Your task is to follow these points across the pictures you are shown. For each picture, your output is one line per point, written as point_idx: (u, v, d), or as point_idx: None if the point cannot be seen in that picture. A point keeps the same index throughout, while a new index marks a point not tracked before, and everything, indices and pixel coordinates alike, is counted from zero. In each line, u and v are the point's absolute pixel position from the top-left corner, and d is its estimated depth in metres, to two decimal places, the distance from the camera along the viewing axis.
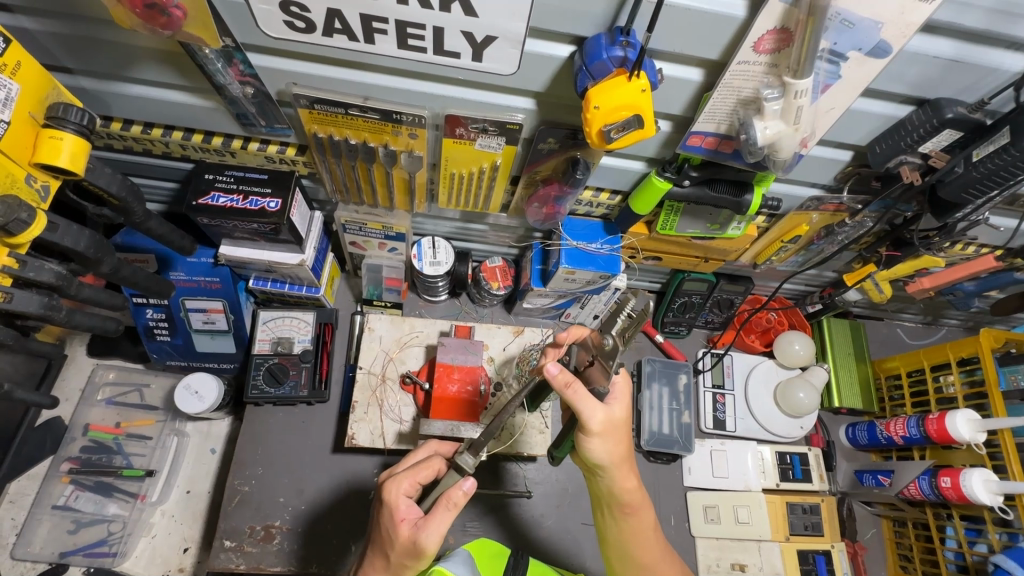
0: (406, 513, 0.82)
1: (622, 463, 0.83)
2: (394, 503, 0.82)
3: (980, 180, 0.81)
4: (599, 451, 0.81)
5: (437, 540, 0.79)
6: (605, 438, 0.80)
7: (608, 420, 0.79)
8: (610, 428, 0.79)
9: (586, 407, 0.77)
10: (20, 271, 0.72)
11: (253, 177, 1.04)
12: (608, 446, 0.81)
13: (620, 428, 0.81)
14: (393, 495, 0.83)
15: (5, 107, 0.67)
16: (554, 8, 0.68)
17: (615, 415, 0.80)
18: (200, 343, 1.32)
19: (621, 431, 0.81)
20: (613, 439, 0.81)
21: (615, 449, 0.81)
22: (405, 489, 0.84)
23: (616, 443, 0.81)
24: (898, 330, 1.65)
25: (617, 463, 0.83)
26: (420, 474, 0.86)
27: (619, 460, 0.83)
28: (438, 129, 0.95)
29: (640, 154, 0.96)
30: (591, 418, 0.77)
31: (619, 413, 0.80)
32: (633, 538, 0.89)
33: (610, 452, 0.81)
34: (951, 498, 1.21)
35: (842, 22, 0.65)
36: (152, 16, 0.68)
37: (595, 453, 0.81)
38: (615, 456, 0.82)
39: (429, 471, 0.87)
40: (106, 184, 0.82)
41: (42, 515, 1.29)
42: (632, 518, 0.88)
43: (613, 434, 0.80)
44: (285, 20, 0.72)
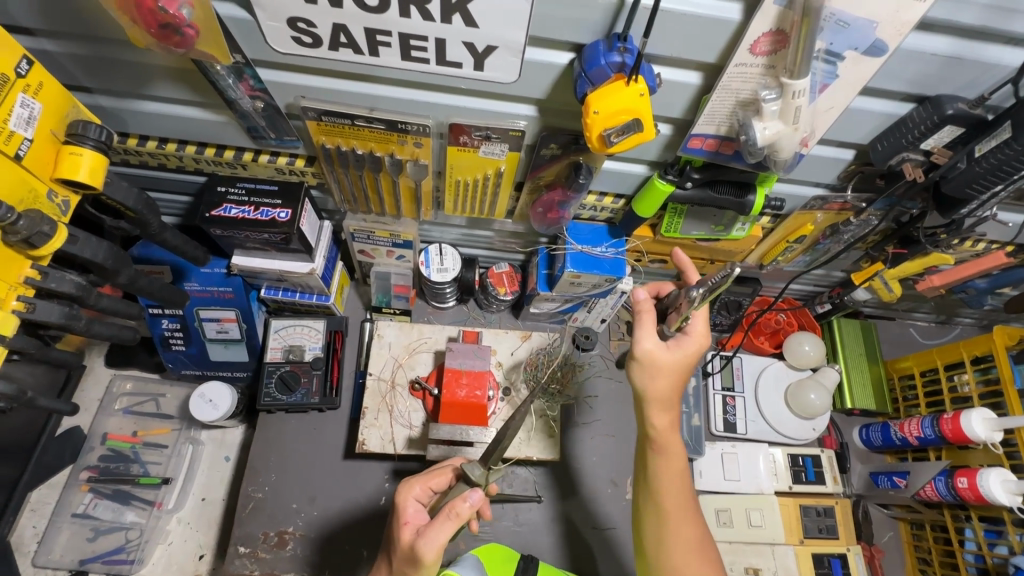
0: (411, 517, 0.86)
1: (663, 401, 0.91)
2: (402, 506, 0.87)
3: (984, 175, 0.80)
4: (644, 384, 0.91)
5: (435, 551, 0.79)
6: (652, 370, 0.90)
7: (658, 351, 0.89)
8: (659, 359, 0.89)
9: (641, 333, 0.90)
10: (42, 283, 0.75)
11: (264, 189, 1.07)
12: (652, 378, 0.90)
13: (669, 367, 0.90)
14: (404, 498, 0.88)
15: (29, 125, 0.70)
16: (553, 17, 0.70)
17: (669, 346, 0.90)
18: (214, 352, 1.35)
19: (667, 371, 0.91)
20: (661, 373, 0.90)
21: (659, 382, 0.90)
22: (416, 494, 0.89)
23: (658, 377, 0.90)
24: (911, 330, 1.63)
25: (660, 398, 0.91)
26: (431, 481, 0.91)
27: (663, 396, 0.91)
28: (443, 137, 0.97)
29: (642, 158, 0.97)
30: (641, 344, 0.90)
31: (673, 351, 0.90)
32: (664, 484, 0.93)
33: (657, 386, 0.90)
34: (968, 499, 1.19)
35: (837, 22, 0.66)
36: (167, 35, 0.71)
37: (641, 385, 0.91)
38: (657, 390, 0.91)
39: (442, 478, 0.92)
40: (123, 198, 0.85)
41: (63, 523, 1.33)
42: (664, 460, 0.93)
43: (655, 367, 0.90)
44: (294, 36, 0.75)
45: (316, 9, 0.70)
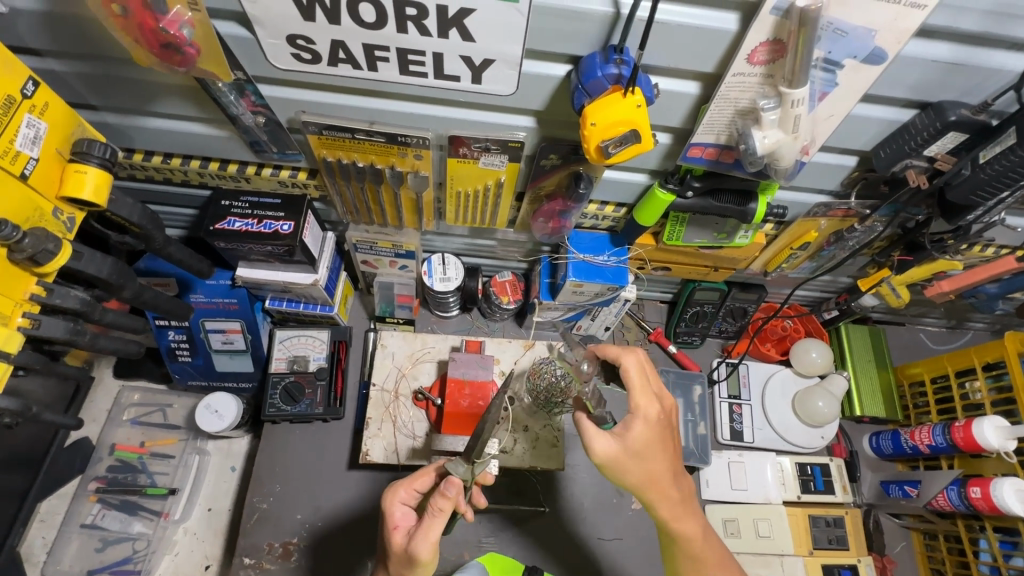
0: (399, 521, 0.90)
1: (660, 480, 0.88)
2: (389, 511, 0.91)
3: (989, 182, 0.80)
4: (632, 478, 0.87)
5: (428, 549, 0.84)
6: (628, 465, 0.86)
7: (622, 451, 0.85)
8: (623, 456, 0.85)
9: (596, 443, 0.86)
10: (48, 299, 0.76)
11: (267, 202, 1.08)
12: (636, 470, 0.86)
13: (642, 450, 0.85)
14: (390, 504, 0.91)
15: (35, 145, 0.72)
16: (549, 31, 0.70)
17: (625, 445, 0.85)
18: (220, 363, 1.36)
19: (647, 450, 0.86)
20: (632, 461, 0.86)
21: (637, 473, 0.86)
22: (401, 497, 0.92)
23: (644, 467, 0.86)
24: (921, 335, 1.60)
25: (645, 484, 0.87)
26: (414, 483, 0.92)
27: (653, 479, 0.87)
28: (443, 149, 0.97)
29: (643, 167, 0.97)
30: (601, 451, 0.86)
31: (633, 439, 0.85)
32: (693, 548, 0.93)
33: (639, 475, 0.87)
34: (981, 509, 1.17)
35: (835, 31, 0.66)
36: (169, 55, 0.73)
37: (628, 479, 0.87)
38: (648, 478, 0.87)
39: (425, 479, 0.93)
40: (128, 214, 0.86)
41: (71, 533, 1.33)
42: (680, 533, 0.92)
43: (635, 459, 0.86)
44: (293, 53, 0.76)
45: (315, 26, 0.71)
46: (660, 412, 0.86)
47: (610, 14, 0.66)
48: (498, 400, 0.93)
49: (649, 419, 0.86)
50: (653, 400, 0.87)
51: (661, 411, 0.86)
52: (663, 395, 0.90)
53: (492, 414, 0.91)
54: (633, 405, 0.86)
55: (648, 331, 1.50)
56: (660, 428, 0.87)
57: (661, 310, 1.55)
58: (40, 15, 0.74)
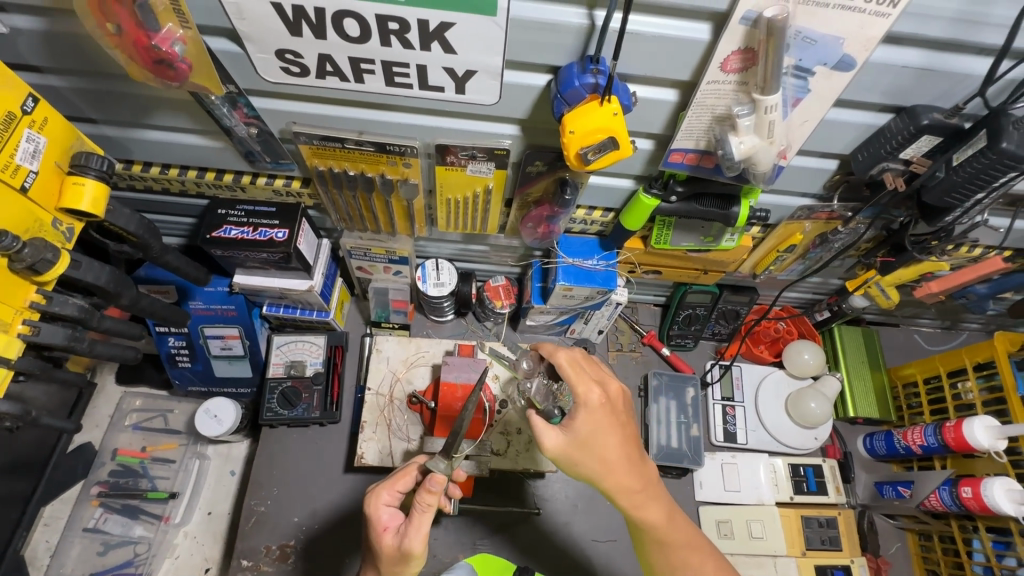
0: (388, 522, 0.92)
1: (614, 465, 0.89)
2: (375, 514, 0.92)
3: (963, 183, 0.81)
4: (587, 468, 0.89)
5: (421, 541, 0.87)
6: (580, 454, 0.88)
7: (569, 443, 0.88)
8: (572, 447, 0.88)
9: (545, 437, 0.89)
10: (47, 306, 0.79)
11: (263, 210, 1.11)
12: (589, 459, 0.88)
13: (589, 439, 0.88)
14: (376, 507, 0.92)
15: (34, 158, 0.74)
16: (528, 43, 0.72)
17: (571, 436, 0.88)
18: (219, 368, 1.38)
19: (597, 438, 0.88)
20: (582, 452, 0.88)
21: (588, 463, 0.88)
22: (386, 499, 0.93)
23: (595, 456, 0.88)
24: (916, 336, 1.61)
25: (598, 472, 0.89)
26: (397, 484, 0.93)
27: (607, 467, 0.89)
28: (432, 157, 0.99)
29: (627, 172, 0.99)
30: (551, 445, 0.89)
31: (580, 428, 0.89)
32: (662, 537, 0.92)
33: (593, 465, 0.88)
34: (973, 509, 1.17)
35: (804, 39, 0.68)
36: (162, 70, 0.76)
37: (583, 470, 0.89)
38: (602, 466, 0.89)
39: (407, 478, 0.94)
40: (125, 223, 0.89)
41: (74, 537, 1.36)
42: (644, 520, 0.91)
43: (585, 448, 0.88)
44: (282, 67, 0.78)
45: (302, 41, 0.73)
46: (600, 397, 0.90)
47: (586, 25, 0.69)
48: (475, 394, 0.90)
49: (592, 406, 0.90)
50: (592, 386, 0.91)
51: (602, 397, 0.90)
52: (607, 382, 0.94)
53: (467, 413, 0.88)
54: (574, 395, 0.90)
55: (642, 334, 1.52)
56: (604, 414, 0.90)
57: (654, 313, 1.57)
58: (41, 34, 0.77)
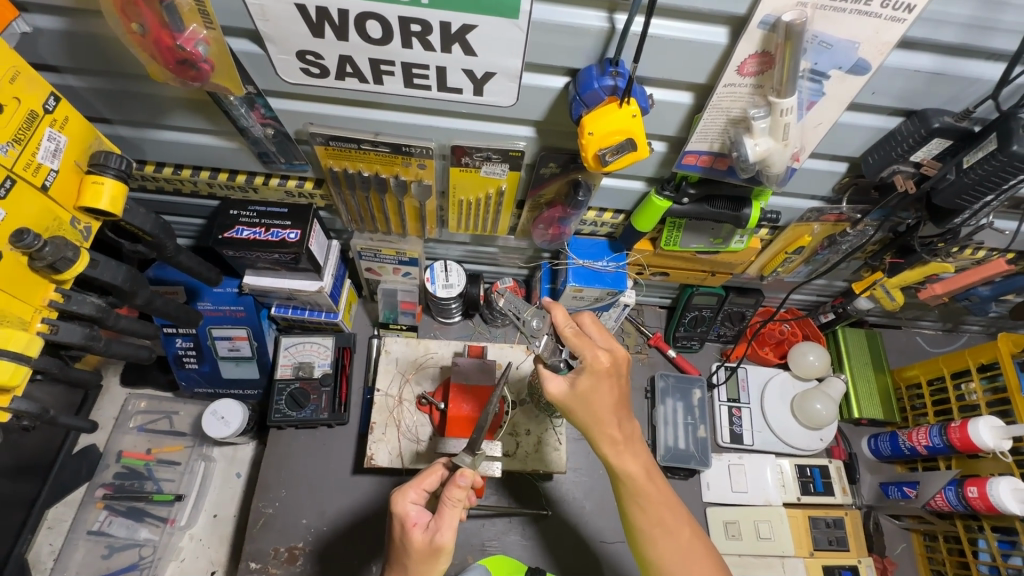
0: (416, 519, 0.91)
1: (605, 419, 0.89)
2: (403, 512, 0.91)
3: (974, 185, 0.82)
4: (578, 418, 0.90)
5: (451, 534, 0.88)
6: (576, 406, 0.89)
7: (568, 393, 0.89)
8: (572, 401, 0.89)
9: (549, 385, 0.90)
10: (65, 305, 0.79)
11: (275, 211, 1.11)
12: (584, 412, 0.89)
13: (588, 395, 0.88)
14: (403, 505, 0.92)
15: (55, 157, 0.75)
16: (548, 45, 0.73)
17: (572, 390, 0.88)
18: (226, 369, 1.38)
19: (597, 397, 0.88)
20: (580, 408, 0.89)
21: (584, 415, 0.89)
22: (412, 498, 0.93)
23: (590, 409, 0.88)
24: (917, 339, 1.62)
25: (590, 424, 0.89)
26: (423, 482, 0.94)
27: (598, 418, 0.88)
28: (446, 159, 1.00)
29: (639, 174, 1.00)
30: (553, 392, 0.90)
31: (581, 385, 0.88)
32: (639, 492, 0.92)
33: (584, 416, 0.89)
34: (979, 509, 1.18)
35: (820, 43, 0.69)
36: (183, 70, 0.76)
37: (578, 420, 0.90)
38: (593, 418, 0.89)
39: (434, 476, 0.95)
40: (141, 223, 0.89)
41: (78, 540, 1.34)
42: (625, 471, 0.91)
43: (583, 402, 0.88)
44: (302, 68, 0.79)
45: (324, 42, 0.74)
46: (607, 361, 0.88)
47: (606, 28, 0.70)
48: (496, 394, 0.92)
49: (597, 368, 0.87)
50: (598, 350, 0.88)
51: (608, 360, 0.88)
52: (614, 347, 0.91)
53: (489, 412, 0.90)
54: (581, 360, 0.88)
55: (648, 336, 1.53)
56: (610, 377, 0.88)
57: (660, 315, 1.58)
58: (61, 34, 0.77)
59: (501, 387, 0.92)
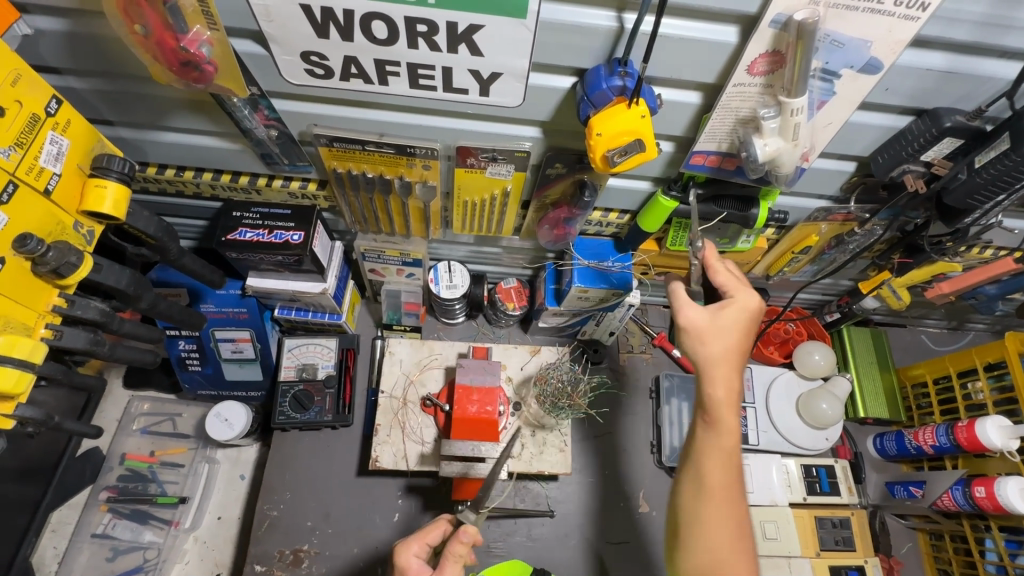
0: (416, 573, 0.90)
1: (729, 361, 0.83)
2: (405, 565, 0.91)
3: (985, 185, 0.82)
4: (707, 351, 0.83)
5: None
6: (714, 336, 0.83)
7: (710, 322, 0.83)
8: (707, 329, 0.83)
9: (683, 306, 0.84)
10: (69, 310, 0.78)
11: (278, 213, 1.10)
12: (717, 342, 0.82)
13: (727, 329, 0.83)
14: (405, 557, 0.91)
15: (58, 160, 0.74)
16: (556, 44, 0.72)
17: (712, 318, 0.83)
18: (229, 371, 1.37)
19: (733, 334, 0.83)
20: (715, 339, 0.83)
21: (717, 348, 0.82)
22: (415, 551, 0.92)
23: (725, 343, 0.83)
24: (922, 337, 1.62)
25: (716, 361, 0.82)
26: (427, 536, 0.93)
27: (732, 357, 0.83)
28: (451, 160, 0.99)
29: (646, 174, 0.99)
30: (686, 314, 0.84)
31: (725, 317, 0.83)
32: (727, 451, 0.83)
33: (720, 348, 0.82)
34: (986, 509, 1.18)
35: (832, 42, 0.69)
36: (187, 72, 0.75)
37: (696, 349, 0.84)
38: (727, 355, 0.83)
39: (437, 531, 0.94)
40: (144, 226, 0.88)
41: (83, 543, 1.34)
42: (720, 428, 0.82)
43: (720, 334, 0.83)
44: (306, 69, 0.78)
45: (328, 43, 0.73)
46: (759, 307, 0.84)
47: (615, 28, 0.69)
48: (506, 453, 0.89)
49: (747, 309, 0.84)
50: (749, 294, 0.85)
51: (759, 307, 0.85)
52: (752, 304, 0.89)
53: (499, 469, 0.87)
54: (732, 294, 0.85)
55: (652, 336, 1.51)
56: (752, 321, 0.84)
57: (664, 314, 1.57)
58: (62, 35, 0.76)
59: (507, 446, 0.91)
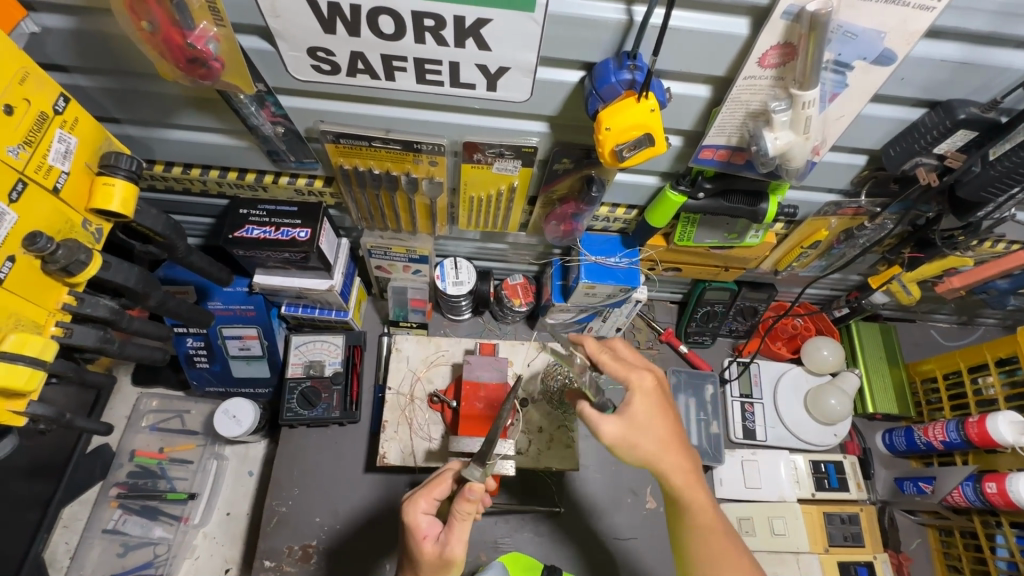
0: (426, 530, 0.91)
1: (666, 445, 0.87)
2: (414, 523, 0.91)
3: (999, 178, 0.81)
4: (641, 450, 0.87)
5: (462, 547, 0.88)
6: (638, 437, 0.87)
7: (626, 426, 0.87)
8: (632, 434, 0.86)
9: (602, 425, 0.87)
10: (79, 308, 0.78)
11: (284, 210, 1.10)
12: (647, 438, 0.87)
13: (648, 422, 0.87)
14: (414, 515, 0.91)
15: (66, 159, 0.74)
16: (564, 38, 0.71)
17: (630, 421, 0.86)
18: (237, 368, 1.38)
19: (654, 420, 0.88)
20: (642, 436, 0.87)
21: (649, 445, 0.87)
22: (423, 508, 0.92)
23: (651, 435, 0.87)
24: (932, 332, 1.60)
25: (655, 454, 0.87)
26: (434, 491, 0.92)
27: (662, 445, 0.87)
28: (457, 155, 0.99)
29: (654, 169, 0.98)
30: (607, 431, 0.87)
31: (637, 411, 0.87)
32: (700, 522, 0.88)
33: (648, 446, 0.87)
34: (997, 505, 1.17)
35: (844, 33, 0.67)
36: (193, 69, 0.74)
37: (636, 454, 0.87)
38: (658, 445, 0.87)
39: (442, 486, 0.93)
40: (152, 224, 0.88)
41: (94, 539, 1.35)
42: (689, 500, 0.88)
43: (643, 430, 0.87)
44: (313, 65, 0.78)
45: (335, 38, 0.73)
46: (654, 380, 0.89)
47: (623, 21, 0.68)
48: (508, 401, 0.90)
49: (647, 389, 0.88)
50: (643, 371, 0.90)
51: (655, 380, 0.90)
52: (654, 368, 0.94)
53: (503, 419, 0.88)
54: (628, 383, 0.89)
55: (659, 332, 1.52)
56: (659, 397, 0.89)
57: (671, 310, 1.56)
58: (70, 33, 0.76)
59: (513, 394, 0.92)
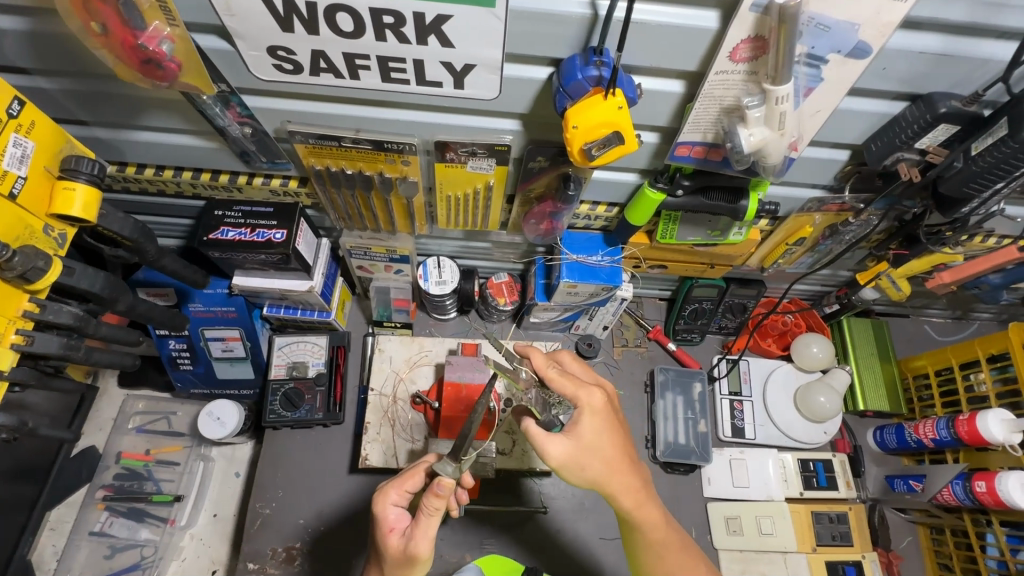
0: (394, 523, 0.90)
1: (617, 468, 0.87)
2: (383, 514, 0.90)
3: (982, 173, 0.79)
4: (591, 472, 0.86)
5: (427, 544, 0.86)
6: (586, 459, 0.85)
7: (575, 448, 0.84)
8: (579, 455, 0.84)
9: (548, 447, 0.83)
10: (41, 315, 0.77)
11: (260, 211, 1.08)
12: (595, 461, 0.85)
13: (594, 442, 0.85)
14: (383, 507, 0.90)
15: (23, 164, 0.72)
16: (529, 34, 0.69)
17: (579, 442, 0.84)
18: (220, 370, 1.37)
19: (603, 441, 0.86)
20: (588, 459, 0.85)
21: (595, 467, 0.85)
22: (393, 500, 0.90)
23: (599, 457, 0.86)
24: (926, 327, 1.58)
25: (605, 477, 0.87)
26: (406, 484, 0.91)
27: (609, 467, 0.87)
28: (431, 154, 0.97)
29: (632, 166, 0.96)
30: (555, 452, 0.83)
31: (585, 431, 0.85)
32: (656, 540, 0.94)
33: (597, 470, 0.86)
34: (987, 504, 1.15)
35: (817, 26, 0.65)
36: (150, 70, 0.74)
37: (586, 475, 0.86)
38: (605, 467, 0.86)
39: (415, 479, 0.91)
40: (119, 228, 0.87)
41: (80, 541, 1.35)
42: (642, 520, 0.93)
43: (590, 452, 0.85)
44: (275, 64, 0.76)
45: (294, 37, 0.71)
46: (603, 398, 0.87)
47: (588, 15, 0.66)
48: (484, 399, 0.84)
49: (596, 408, 0.87)
50: (592, 388, 0.88)
51: (603, 398, 0.88)
52: (603, 383, 0.94)
53: (477, 417, 0.83)
54: (576, 401, 0.87)
55: (647, 329, 1.50)
56: (608, 414, 0.87)
57: (660, 307, 1.54)
58: (25, 34, 0.74)
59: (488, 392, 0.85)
